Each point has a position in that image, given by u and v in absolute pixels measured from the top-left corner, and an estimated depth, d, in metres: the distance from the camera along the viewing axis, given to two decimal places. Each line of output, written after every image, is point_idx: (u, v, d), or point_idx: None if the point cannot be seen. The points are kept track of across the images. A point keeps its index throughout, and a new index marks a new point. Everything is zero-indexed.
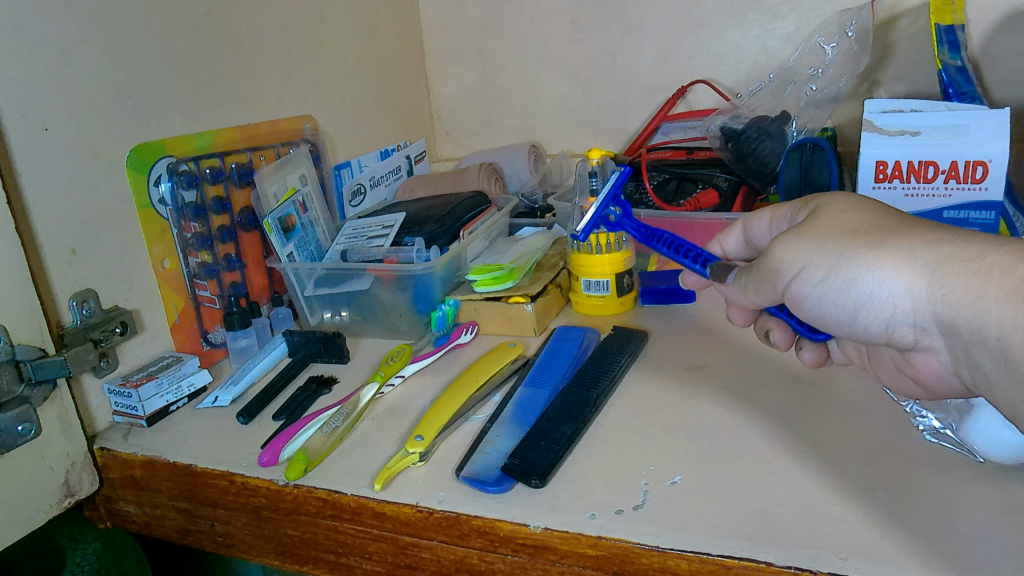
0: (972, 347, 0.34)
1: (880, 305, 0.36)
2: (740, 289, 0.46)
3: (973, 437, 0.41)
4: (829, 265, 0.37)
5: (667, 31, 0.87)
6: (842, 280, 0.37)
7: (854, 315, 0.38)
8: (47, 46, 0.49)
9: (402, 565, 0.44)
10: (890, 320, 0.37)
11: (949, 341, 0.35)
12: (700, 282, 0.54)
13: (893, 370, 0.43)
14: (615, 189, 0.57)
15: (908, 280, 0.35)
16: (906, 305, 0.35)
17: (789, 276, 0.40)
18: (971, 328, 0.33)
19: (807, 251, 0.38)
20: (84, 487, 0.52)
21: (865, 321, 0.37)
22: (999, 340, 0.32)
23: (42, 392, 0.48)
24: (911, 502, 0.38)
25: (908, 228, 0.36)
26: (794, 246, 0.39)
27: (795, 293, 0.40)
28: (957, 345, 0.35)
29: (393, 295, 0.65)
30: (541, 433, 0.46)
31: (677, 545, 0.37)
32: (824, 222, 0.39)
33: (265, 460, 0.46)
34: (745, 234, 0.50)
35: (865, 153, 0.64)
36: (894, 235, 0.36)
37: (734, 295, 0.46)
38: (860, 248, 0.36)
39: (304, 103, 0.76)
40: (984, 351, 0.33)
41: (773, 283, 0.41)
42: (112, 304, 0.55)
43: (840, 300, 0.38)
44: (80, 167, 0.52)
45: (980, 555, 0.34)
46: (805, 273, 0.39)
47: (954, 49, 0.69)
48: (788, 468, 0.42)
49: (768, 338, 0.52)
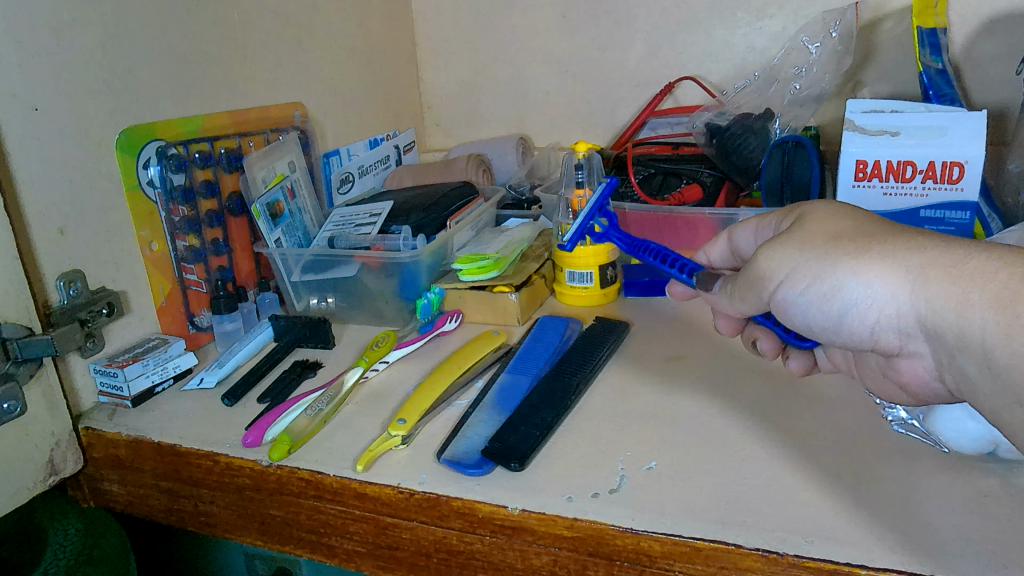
0: (954, 353, 0.34)
1: (864, 311, 0.36)
2: (727, 297, 0.46)
3: (940, 426, 0.42)
4: (815, 272, 0.37)
5: (657, 26, 0.87)
6: (827, 286, 0.37)
7: (838, 322, 0.38)
8: (38, 25, 0.49)
9: (383, 545, 0.44)
10: (874, 326, 0.36)
11: (933, 347, 0.35)
12: (686, 293, 0.55)
13: (878, 375, 0.42)
14: (602, 201, 0.61)
15: (892, 285, 0.35)
16: (890, 311, 0.35)
17: (774, 283, 0.40)
18: (954, 333, 0.33)
19: (792, 259, 0.38)
20: (68, 465, 0.52)
21: (849, 327, 0.37)
22: (982, 345, 0.32)
23: (28, 370, 0.49)
24: (877, 489, 0.39)
25: (880, 227, 0.38)
26: (780, 253, 0.39)
27: (780, 299, 0.40)
28: (941, 351, 0.34)
29: (379, 282, 0.65)
30: (521, 418, 0.46)
31: (650, 527, 0.38)
32: (811, 230, 0.39)
33: (249, 441, 0.47)
34: (730, 244, 0.51)
35: (847, 151, 0.65)
36: (879, 242, 0.36)
37: (720, 302, 0.47)
38: (844, 254, 0.36)
39: (295, 90, 0.76)
40: (967, 356, 0.33)
41: (759, 291, 0.41)
42: (99, 285, 0.55)
43: (826, 308, 0.37)
44: (69, 147, 0.52)
45: (942, 541, 0.35)
46: (791, 280, 0.39)
47: (936, 52, 0.70)
48: (761, 455, 0.43)
49: (754, 347, 0.52)
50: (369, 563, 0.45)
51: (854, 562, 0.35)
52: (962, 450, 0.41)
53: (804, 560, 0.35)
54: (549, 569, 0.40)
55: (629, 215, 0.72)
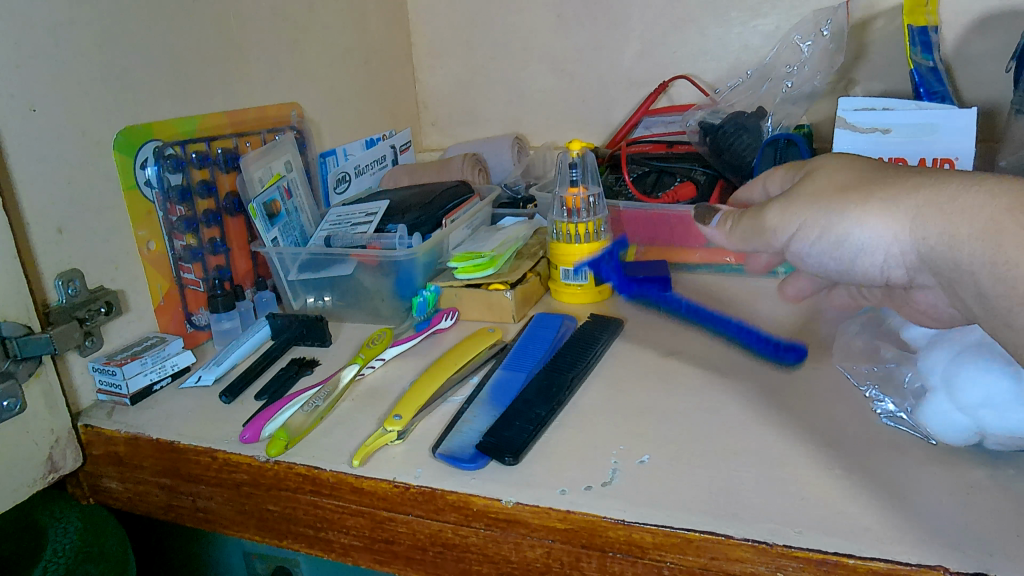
0: (958, 285, 0.35)
1: (872, 254, 0.38)
2: (721, 231, 0.47)
3: (928, 421, 0.42)
4: (822, 224, 0.39)
5: (651, 26, 0.88)
6: (834, 235, 0.38)
7: (850, 267, 0.39)
8: (36, 28, 0.50)
9: (379, 539, 0.45)
10: (884, 266, 0.38)
11: (939, 280, 0.36)
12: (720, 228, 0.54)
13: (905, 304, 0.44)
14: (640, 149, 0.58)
15: (892, 228, 0.36)
16: (894, 251, 0.37)
17: (785, 237, 0.41)
18: (953, 265, 0.34)
19: (798, 213, 0.40)
20: (68, 462, 0.53)
21: (859, 269, 0.39)
22: (977, 274, 0.33)
23: (27, 368, 0.49)
24: (866, 480, 0.40)
25: (881, 172, 0.39)
26: (786, 209, 0.41)
27: (793, 253, 0.41)
28: (946, 284, 0.36)
29: (375, 280, 0.66)
30: (516, 413, 0.47)
31: (641, 519, 0.38)
32: (813, 184, 0.41)
33: (247, 437, 0.48)
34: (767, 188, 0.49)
35: (839, 148, 0.66)
36: (880, 187, 0.37)
37: (719, 241, 0.48)
38: (847, 203, 0.38)
39: (291, 90, 0.77)
40: (967, 287, 0.35)
41: (772, 244, 0.43)
42: (98, 284, 0.55)
43: (836, 255, 0.39)
44: (66, 148, 0.52)
45: (928, 531, 0.36)
46: (800, 234, 0.40)
47: (927, 50, 0.71)
48: (752, 448, 0.43)
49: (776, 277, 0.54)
50: (365, 557, 0.46)
51: (841, 551, 0.35)
52: (952, 442, 0.42)
53: (793, 550, 0.36)
54: (543, 562, 0.41)
55: (623, 213, 0.73)
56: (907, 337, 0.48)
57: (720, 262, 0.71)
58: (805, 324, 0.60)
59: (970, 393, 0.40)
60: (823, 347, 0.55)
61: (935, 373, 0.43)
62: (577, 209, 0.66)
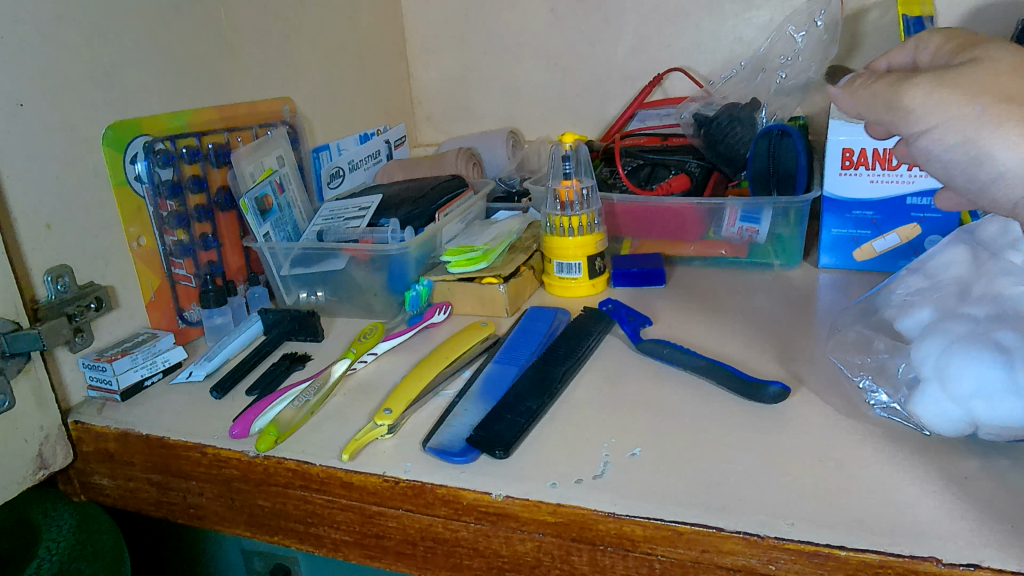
0: None
1: (1011, 182, 0.34)
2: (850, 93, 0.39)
3: (919, 410, 0.41)
4: (968, 131, 0.34)
5: (645, 19, 0.88)
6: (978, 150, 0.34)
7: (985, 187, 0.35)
8: (24, 23, 0.49)
9: (370, 534, 0.45)
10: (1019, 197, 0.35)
11: None
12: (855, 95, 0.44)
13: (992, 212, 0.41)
14: None
15: None
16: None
17: (920, 126, 0.36)
18: None
19: (950, 108, 0.34)
20: (58, 459, 0.53)
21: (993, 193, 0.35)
22: None
23: (15, 365, 0.49)
24: (858, 471, 0.40)
25: None
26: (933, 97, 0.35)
27: (918, 148, 0.36)
28: None
29: (368, 275, 0.66)
30: (507, 407, 0.47)
31: (632, 512, 0.38)
32: (973, 74, 0.34)
33: (236, 432, 0.47)
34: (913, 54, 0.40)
35: (834, 140, 0.65)
36: None
37: (839, 102, 0.40)
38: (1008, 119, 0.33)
39: (283, 85, 0.76)
40: None
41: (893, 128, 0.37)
42: (87, 280, 0.55)
43: (970, 172, 0.35)
44: (55, 143, 0.52)
45: (920, 522, 0.36)
46: (938, 132, 0.35)
47: (922, 39, 0.70)
48: (744, 440, 0.43)
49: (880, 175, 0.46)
50: (356, 552, 0.46)
51: (833, 543, 0.35)
52: (942, 433, 0.41)
53: (784, 543, 0.35)
54: (534, 555, 0.41)
55: (617, 206, 0.73)
56: (901, 329, 0.47)
57: (715, 255, 0.72)
58: (799, 316, 0.59)
59: (963, 383, 0.40)
60: (817, 339, 0.55)
61: (926, 363, 0.42)
62: (569, 202, 0.65)
